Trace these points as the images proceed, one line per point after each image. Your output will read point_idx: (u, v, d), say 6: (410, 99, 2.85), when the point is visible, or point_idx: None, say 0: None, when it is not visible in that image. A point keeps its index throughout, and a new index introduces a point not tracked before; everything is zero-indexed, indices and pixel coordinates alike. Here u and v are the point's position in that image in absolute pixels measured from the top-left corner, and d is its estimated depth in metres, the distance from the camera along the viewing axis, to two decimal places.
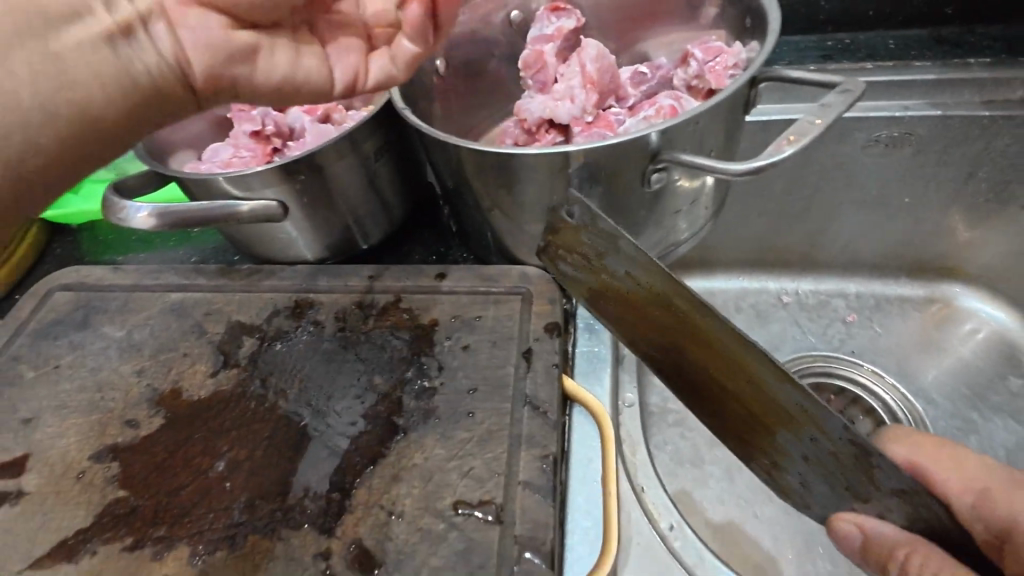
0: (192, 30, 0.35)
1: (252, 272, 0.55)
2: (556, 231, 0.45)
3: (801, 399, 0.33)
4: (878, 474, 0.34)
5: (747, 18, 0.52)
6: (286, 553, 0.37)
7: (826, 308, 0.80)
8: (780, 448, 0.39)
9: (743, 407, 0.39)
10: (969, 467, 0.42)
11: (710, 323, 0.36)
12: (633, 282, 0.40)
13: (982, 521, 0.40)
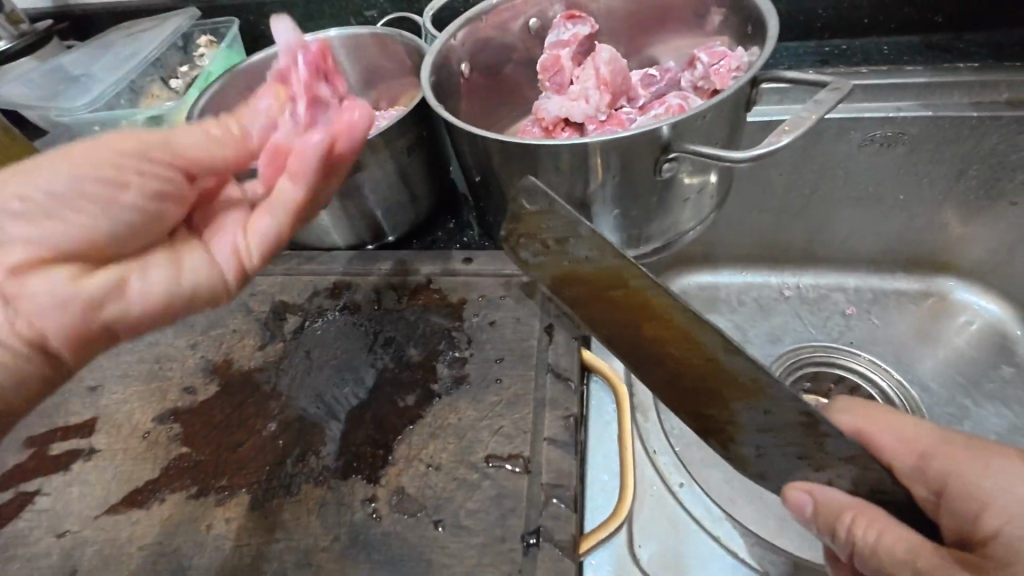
0: (33, 298, 0.37)
1: (292, 256, 0.60)
2: (523, 219, 0.45)
3: (756, 371, 0.35)
4: (829, 441, 0.37)
5: (748, 25, 0.56)
6: (337, 499, 0.42)
7: (826, 301, 0.84)
8: (736, 420, 0.41)
9: (700, 381, 0.41)
10: (910, 429, 0.42)
11: (667, 305, 0.37)
12: (594, 266, 0.41)
13: (921, 481, 0.41)
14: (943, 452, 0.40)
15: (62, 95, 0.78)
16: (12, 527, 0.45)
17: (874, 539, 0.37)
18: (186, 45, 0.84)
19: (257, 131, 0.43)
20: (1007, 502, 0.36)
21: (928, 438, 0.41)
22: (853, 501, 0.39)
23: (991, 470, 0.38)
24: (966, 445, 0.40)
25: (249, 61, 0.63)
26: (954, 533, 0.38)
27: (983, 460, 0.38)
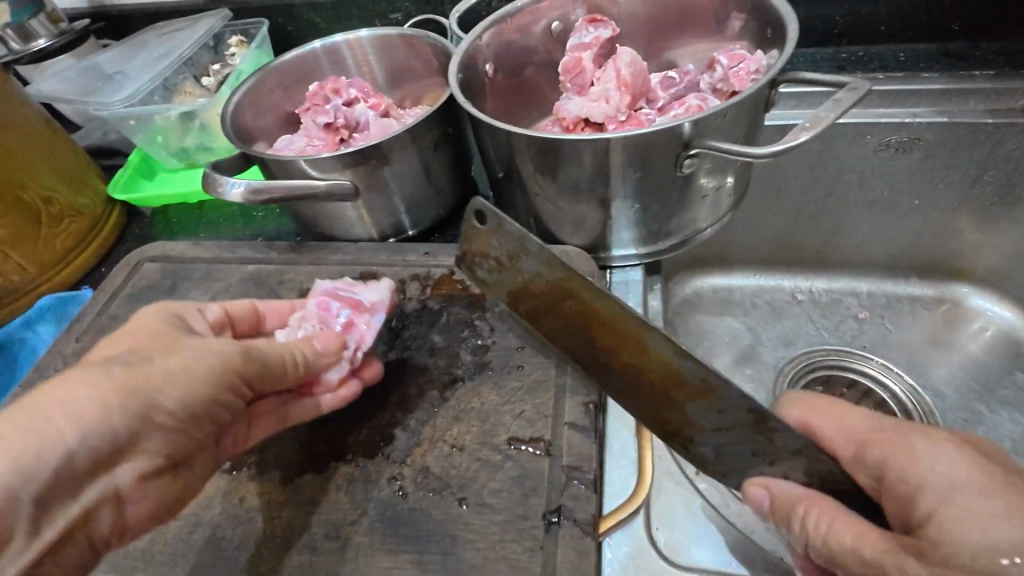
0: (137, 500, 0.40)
1: (319, 248, 0.63)
2: (467, 236, 0.45)
3: (701, 370, 0.36)
4: (780, 437, 0.37)
5: (768, 29, 0.58)
6: (365, 476, 0.45)
7: (839, 306, 0.85)
8: (693, 424, 0.40)
9: (652, 389, 0.41)
10: (852, 418, 0.41)
11: (614, 312, 0.38)
12: (544, 280, 0.42)
13: (863, 469, 0.39)
14: (881, 438, 0.38)
15: (100, 90, 0.80)
16: None
17: (826, 531, 0.37)
18: (217, 45, 0.87)
19: (317, 360, 0.47)
20: (943, 485, 0.35)
21: (868, 425, 0.40)
22: (807, 492, 0.38)
23: (926, 454, 0.36)
24: (902, 431, 0.38)
25: (282, 59, 0.66)
26: (899, 520, 0.36)
27: (916, 443, 0.37)
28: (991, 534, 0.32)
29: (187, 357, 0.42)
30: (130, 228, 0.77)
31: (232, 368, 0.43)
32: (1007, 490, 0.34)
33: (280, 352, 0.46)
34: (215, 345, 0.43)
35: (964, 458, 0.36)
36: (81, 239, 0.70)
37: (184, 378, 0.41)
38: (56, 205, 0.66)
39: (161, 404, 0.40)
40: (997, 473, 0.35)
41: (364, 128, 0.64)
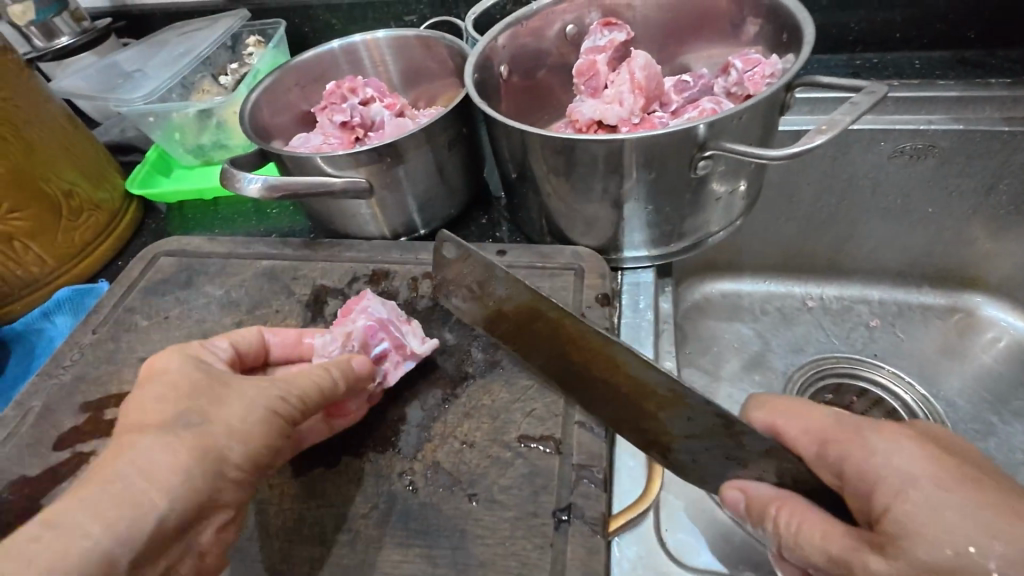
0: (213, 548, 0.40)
1: (332, 244, 0.63)
2: (444, 268, 0.54)
3: (667, 376, 0.39)
4: (746, 438, 0.39)
5: (784, 33, 0.58)
6: (375, 470, 0.46)
7: (850, 313, 0.84)
8: (667, 432, 0.42)
9: (623, 401, 0.44)
10: (816, 415, 0.40)
11: (579, 325, 0.43)
12: (512, 303, 0.49)
13: (826, 468, 0.38)
14: (839, 434, 0.37)
15: (120, 88, 0.82)
16: (68, 484, 0.48)
17: (796, 531, 0.37)
18: (235, 45, 0.88)
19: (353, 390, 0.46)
20: (899, 478, 0.34)
21: (824, 421, 0.39)
22: (779, 493, 0.39)
23: (882, 448, 0.35)
24: (858, 425, 0.37)
25: (300, 58, 0.66)
26: (864, 515, 0.36)
27: (873, 438, 0.36)
28: (949, 527, 0.32)
29: (234, 409, 0.41)
30: (146, 223, 0.78)
31: (275, 412, 0.42)
32: (961, 482, 0.33)
33: (318, 380, 0.44)
34: (256, 393, 0.42)
35: (919, 451, 0.35)
36: (98, 233, 0.70)
37: (240, 432, 0.40)
38: (76, 199, 0.67)
39: (224, 458, 0.39)
40: (953, 464, 0.34)
41: (379, 127, 0.65)
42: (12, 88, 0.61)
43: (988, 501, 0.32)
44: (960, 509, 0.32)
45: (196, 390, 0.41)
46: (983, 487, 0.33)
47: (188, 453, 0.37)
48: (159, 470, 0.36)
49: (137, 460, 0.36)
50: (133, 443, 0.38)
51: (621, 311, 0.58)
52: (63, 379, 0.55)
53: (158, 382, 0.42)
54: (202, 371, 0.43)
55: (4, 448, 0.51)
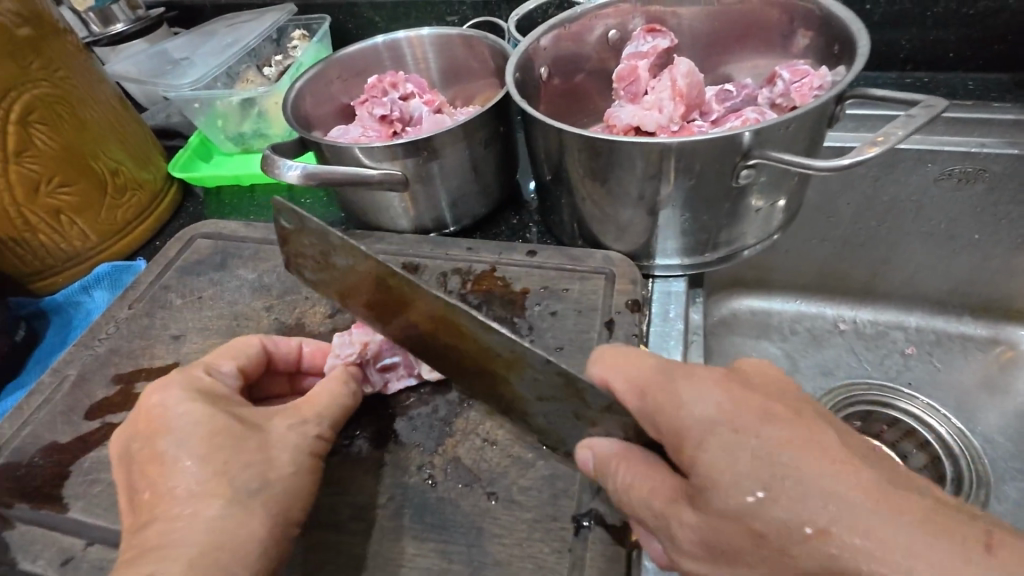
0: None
1: (365, 236, 0.64)
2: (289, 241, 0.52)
3: (507, 341, 0.38)
4: (586, 393, 0.37)
5: (836, 45, 0.56)
6: (395, 461, 0.46)
7: (884, 339, 0.82)
8: (518, 394, 0.41)
9: (474, 365, 0.43)
10: (644, 361, 0.36)
11: (418, 292, 0.42)
12: (355, 272, 0.47)
13: (649, 420, 0.35)
14: (655, 384, 0.35)
15: (168, 74, 0.84)
16: (96, 452, 0.49)
17: (632, 485, 0.35)
18: (280, 39, 0.90)
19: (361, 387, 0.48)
20: (708, 424, 0.32)
21: (650, 368, 0.36)
22: (623, 447, 0.37)
23: (694, 395, 0.33)
24: (676, 373, 0.34)
25: (345, 53, 0.67)
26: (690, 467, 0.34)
27: (684, 386, 0.33)
28: (745, 473, 0.30)
29: (277, 462, 0.41)
30: (184, 205, 0.81)
31: (317, 454, 0.43)
32: (772, 426, 0.31)
33: (339, 399, 0.45)
34: (298, 439, 0.42)
35: (731, 395, 0.33)
36: (138, 213, 0.72)
37: (295, 485, 0.41)
38: (122, 177, 0.69)
39: (292, 516, 0.40)
40: (754, 403, 0.32)
41: (417, 123, 0.66)
42: (71, 67, 0.63)
43: (796, 445, 0.30)
44: (761, 455, 0.30)
45: (232, 446, 0.40)
46: (796, 429, 0.31)
47: (257, 520, 0.38)
48: (230, 543, 0.37)
49: (207, 532, 0.37)
50: (189, 517, 0.38)
51: (650, 319, 0.57)
52: (97, 351, 0.57)
53: (187, 439, 0.40)
54: (230, 422, 0.42)
55: (39, 413, 0.52)
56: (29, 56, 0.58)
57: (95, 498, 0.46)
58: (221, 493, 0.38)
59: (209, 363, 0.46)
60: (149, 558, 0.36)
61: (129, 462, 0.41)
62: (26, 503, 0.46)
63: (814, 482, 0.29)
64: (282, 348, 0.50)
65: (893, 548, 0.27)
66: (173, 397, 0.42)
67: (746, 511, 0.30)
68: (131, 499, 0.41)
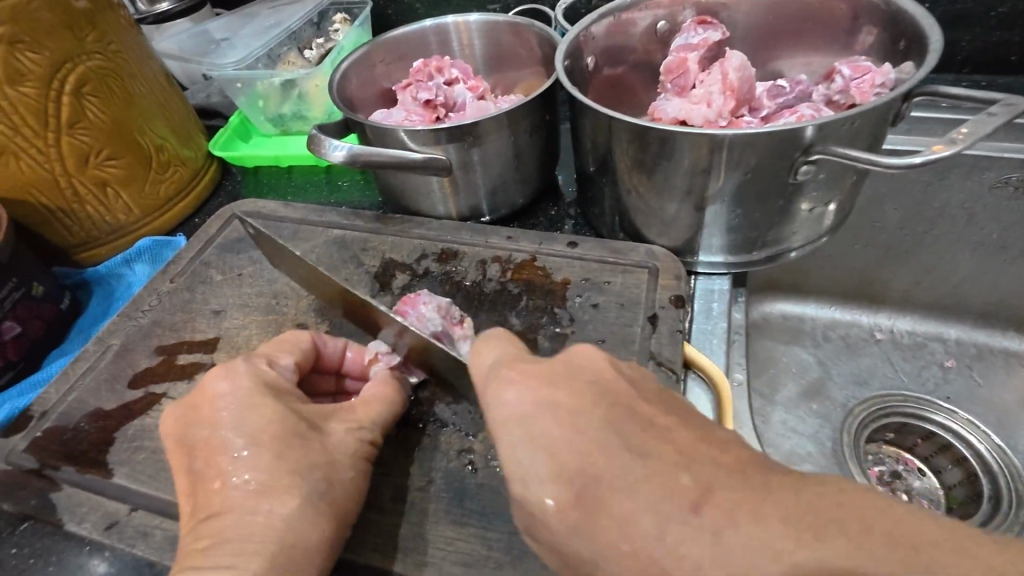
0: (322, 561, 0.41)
1: (403, 220, 0.64)
2: (262, 245, 0.58)
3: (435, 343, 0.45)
4: None
5: (901, 41, 0.55)
6: (434, 445, 0.46)
7: (923, 350, 0.79)
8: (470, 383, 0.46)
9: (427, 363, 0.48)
10: (496, 358, 0.40)
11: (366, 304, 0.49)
12: (321, 281, 0.54)
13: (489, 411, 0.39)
14: (488, 380, 0.39)
15: (211, 53, 0.85)
16: (140, 421, 0.50)
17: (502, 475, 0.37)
18: (320, 22, 0.89)
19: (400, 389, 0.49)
20: (509, 417, 0.36)
21: (485, 368, 0.40)
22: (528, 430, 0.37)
23: (504, 392, 0.37)
24: (497, 374, 0.39)
25: (391, 36, 0.67)
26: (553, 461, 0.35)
27: (503, 383, 0.37)
28: (530, 463, 0.34)
29: (341, 465, 0.41)
30: (223, 183, 0.82)
31: (370, 459, 0.43)
32: (563, 418, 0.34)
33: (390, 404, 0.45)
34: (354, 443, 0.42)
35: (537, 391, 0.36)
36: (178, 189, 0.73)
37: (353, 487, 0.41)
38: (166, 153, 0.70)
39: (336, 506, 0.39)
40: (559, 397, 0.35)
41: (460, 109, 0.66)
42: (123, 43, 0.64)
43: (572, 432, 0.33)
44: (540, 443, 0.34)
45: (299, 445, 0.40)
46: (580, 418, 0.34)
47: (324, 523, 0.38)
48: (297, 540, 0.37)
49: (276, 528, 0.37)
50: (262, 514, 0.38)
51: (693, 316, 0.56)
52: (140, 322, 0.58)
53: (255, 433, 0.40)
54: (291, 420, 0.42)
55: (84, 380, 0.53)
56: (84, 28, 0.59)
57: (139, 465, 0.47)
58: (288, 492, 0.38)
59: (269, 355, 0.46)
60: (214, 551, 0.36)
61: (191, 450, 0.41)
62: (72, 466, 0.47)
63: (574, 465, 0.32)
64: (332, 349, 0.50)
65: (627, 521, 0.29)
66: (239, 388, 0.42)
67: (527, 495, 0.33)
68: (192, 488, 0.41)
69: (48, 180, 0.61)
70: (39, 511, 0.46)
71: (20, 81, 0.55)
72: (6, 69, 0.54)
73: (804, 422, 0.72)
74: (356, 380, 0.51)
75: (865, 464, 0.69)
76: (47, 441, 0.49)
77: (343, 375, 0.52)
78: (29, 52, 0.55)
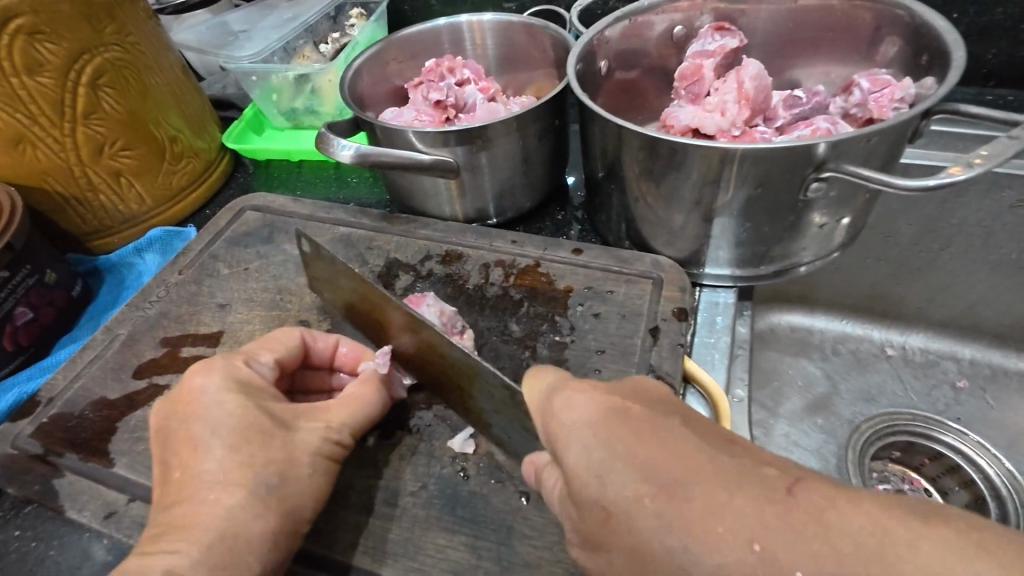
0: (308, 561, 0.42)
1: (408, 221, 0.64)
2: (308, 264, 0.56)
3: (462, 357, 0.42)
4: (515, 402, 0.41)
5: (924, 55, 0.53)
6: (429, 450, 0.46)
7: (935, 369, 0.77)
8: (468, 397, 0.46)
9: (434, 374, 0.47)
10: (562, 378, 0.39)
11: (389, 308, 0.48)
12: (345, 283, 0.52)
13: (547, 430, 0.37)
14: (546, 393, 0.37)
15: (229, 45, 0.85)
16: (142, 411, 0.51)
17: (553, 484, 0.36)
18: (337, 16, 0.89)
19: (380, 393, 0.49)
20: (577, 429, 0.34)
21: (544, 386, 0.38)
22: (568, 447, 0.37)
23: (569, 405, 0.35)
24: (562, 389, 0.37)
25: (404, 34, 0.67)
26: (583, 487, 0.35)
27: (565, 396, 0.36)
28: (600, 470, 0.32)
29: (298, 460, 0.41)
30: (235, 175, 0.82)
31: (335, 459, 0.43)
32: (633, 431, 0.33)
33: (365, 409, 0.45)
34: (318, 442, 0.42)
35: (604, 405, 0.35)
36: (191, 180, 0.74)
37: (312, 487, 0.41)
38: (179, 145, 0.71)
39: (303, 507, 0.40)
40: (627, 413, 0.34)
41: (471, 109, 0.65)
42: (140, 34, 0.64)
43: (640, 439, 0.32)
44: (615, 450, 0.32)
45: (259, 441, 0.40)
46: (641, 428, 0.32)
47: (270, 514, 0.38)
48: (275, 534, 0.38)
49: (234, 523, 0.37)
50: (209, 503, 0.38)
51: (695, 329, 0.55)
52: (148, 313, 0.58)
53: (221, 427, 0.41)
54: (257, 417, 0.42)
55: (91, 368, 0.54)
56: (103, 19, 0.59)
57: (139, 455, 0.48)
58: (240, 483, 0.38)
59: (249, 354, 0.46)
60: (179, 538, 0.37)
61: (164, 440, 0.42)
62: (76, 454, 0.48)
63: (667, 481, 0.30)
64: (320, 346, 0.50)
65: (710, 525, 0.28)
66: (212, 382, 0.43)
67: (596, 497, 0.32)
68: (162, 478, 0.41)
69: (63, 169, 0.62)
70: (42, 497, 0.47)
71: (39, 71, 0.56)
72: (25, 60, 0.55)
73: (808, 437, 0.71)
74: (346, 377, 0.51)
75: (869, 483, 0.68)
76: (53, 428, 0.50)
77: (335, 372, 0.52)
78: (47, 43, 0.55)
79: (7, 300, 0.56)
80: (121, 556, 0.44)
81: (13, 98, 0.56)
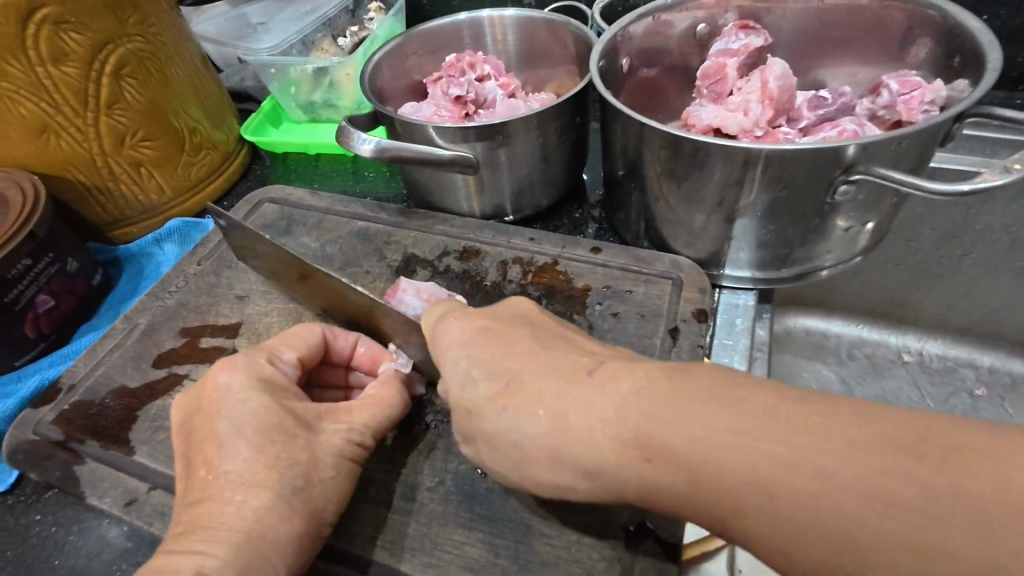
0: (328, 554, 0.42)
1: (426, 216, 0.64)
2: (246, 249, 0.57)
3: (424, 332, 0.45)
4: None
5: (956, 57, 0.52)
6: (446, 446, 0.46)
7: (952, 376, 0.76)
8: None
9: None
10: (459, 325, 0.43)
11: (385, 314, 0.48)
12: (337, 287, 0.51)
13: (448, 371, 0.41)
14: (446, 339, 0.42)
15: (248, 38, 0.85)
16: (162, 400, 0.51)
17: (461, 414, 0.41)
18: (356, 9, 0.88)
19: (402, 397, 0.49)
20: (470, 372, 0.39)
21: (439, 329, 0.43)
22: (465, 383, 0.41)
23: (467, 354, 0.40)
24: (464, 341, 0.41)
25: (424, 28, 0.67)
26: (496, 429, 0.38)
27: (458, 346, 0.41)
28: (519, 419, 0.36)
29: (321, 462, 0.41)
30: (252, 168, 0.83)
31: (355, 461, 0.43)
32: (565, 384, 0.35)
33: (389, 407, 0.45)
34: (339, 443, 0.42)
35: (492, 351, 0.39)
36: (209, 171, 0.74)
37: (331, 488, 0.41)
38: (199, 136, 0.71)
39: (322, 507, 0.40)
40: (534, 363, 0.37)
41: (490, 106, 0.65)
42: (162, 24, 0.64)
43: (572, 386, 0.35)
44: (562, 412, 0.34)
45: (282, 441, 0.40)
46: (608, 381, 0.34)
47: (293, 516, 0.38)
48: (298, 532, 0.38)
49: (257, 519, 0.37)
50: (233, 503, 0.38)
51: (714, 330, 0.55)
52: (166, 303, 0.59)
53: (244, 426, 0.41)
54: (279, 416, 0.42)
55: (111, 357, 0.55)
56: (127, 10, 0.60)
57: (159, 445, 0.48)
58: (265, 484, 0.39)
59: (270, 351, 0.46)
60: (200, 535, 0.37)
61: (189, 436, 0.42)
62: (97, 441, 0.49)
63: (539, 387, 0.36)
64: (341, 343, 0.50)
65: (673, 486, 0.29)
66: (235, 380, 0.43)
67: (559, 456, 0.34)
68: (185, 471, 0.42)
69: (85, 158, 0.63)
70: (63, 483, 0.47)
71: (64, 60, 0.56)
72: (50, 48, 0.55)
73: None
74: (364, 376, 0.51)
75: None
76: (74, 415, 0.51)
77: (352, 369, 0.52)
78: (73, 32, 0.56)
79: (29, 288, 0.56)
80: (141, 544, 0.45)
81: (37, 86, 0.56)
